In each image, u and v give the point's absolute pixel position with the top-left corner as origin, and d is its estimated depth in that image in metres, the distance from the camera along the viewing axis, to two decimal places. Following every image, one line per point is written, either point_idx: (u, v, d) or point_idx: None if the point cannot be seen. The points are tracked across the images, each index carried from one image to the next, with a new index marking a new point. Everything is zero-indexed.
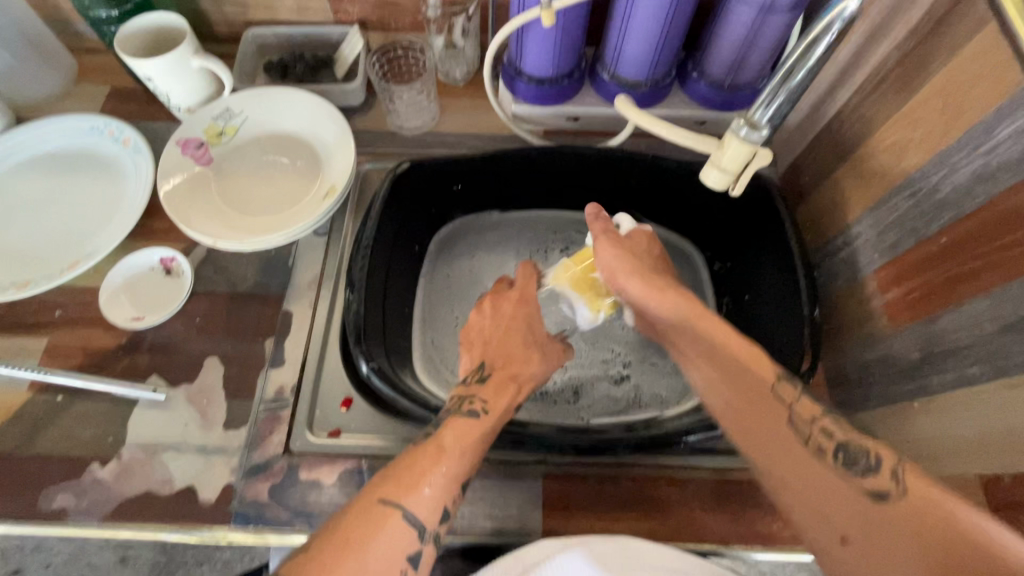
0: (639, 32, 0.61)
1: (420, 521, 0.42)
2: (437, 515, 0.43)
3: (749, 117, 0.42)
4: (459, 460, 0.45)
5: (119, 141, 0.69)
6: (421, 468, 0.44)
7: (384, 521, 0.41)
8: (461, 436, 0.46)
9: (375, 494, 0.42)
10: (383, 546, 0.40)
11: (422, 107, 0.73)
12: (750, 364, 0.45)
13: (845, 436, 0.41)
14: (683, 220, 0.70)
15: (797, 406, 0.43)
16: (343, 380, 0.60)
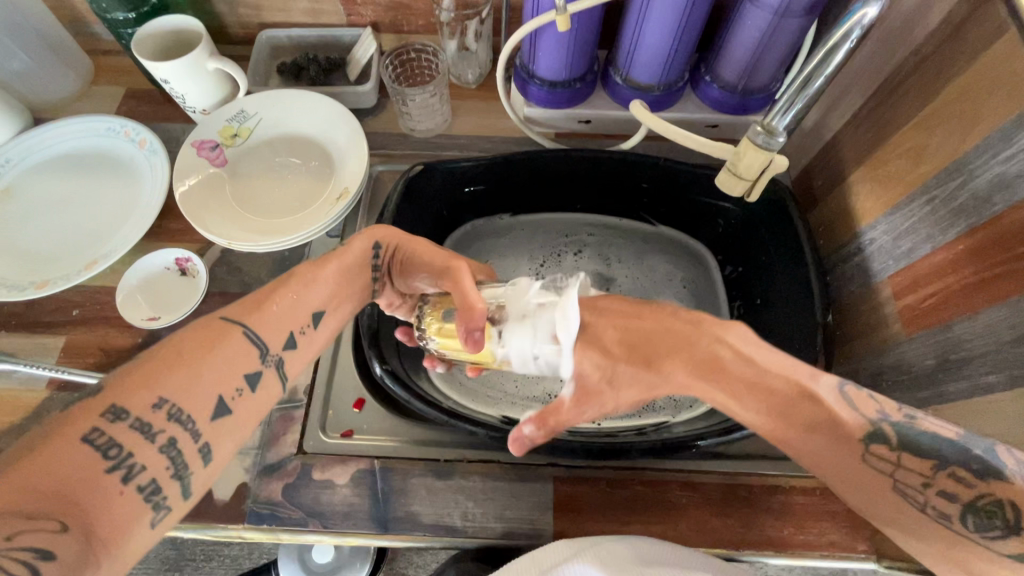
0: (652, 36, 0.61)
1: (262, 339, 0.41)
2: (282, 340, 0.43)
3: (766, 124, 0.41)
4: (337, 271, 0.48)
5: (134, 141, 0.70)
6: (270, 309, 0.43)
7: (218, 339, 0.39)
8: (332, 273, 0.47)
9: (217, 316, 0.41)
10: (220, 357, 0.39)
11: (434, 110, 0.73)
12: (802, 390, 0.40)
13: (962, 474, 0.37)
14: (694, 224, 0.70)
15: (875, 416, 0.39)
16: (356, 381, 0.60)
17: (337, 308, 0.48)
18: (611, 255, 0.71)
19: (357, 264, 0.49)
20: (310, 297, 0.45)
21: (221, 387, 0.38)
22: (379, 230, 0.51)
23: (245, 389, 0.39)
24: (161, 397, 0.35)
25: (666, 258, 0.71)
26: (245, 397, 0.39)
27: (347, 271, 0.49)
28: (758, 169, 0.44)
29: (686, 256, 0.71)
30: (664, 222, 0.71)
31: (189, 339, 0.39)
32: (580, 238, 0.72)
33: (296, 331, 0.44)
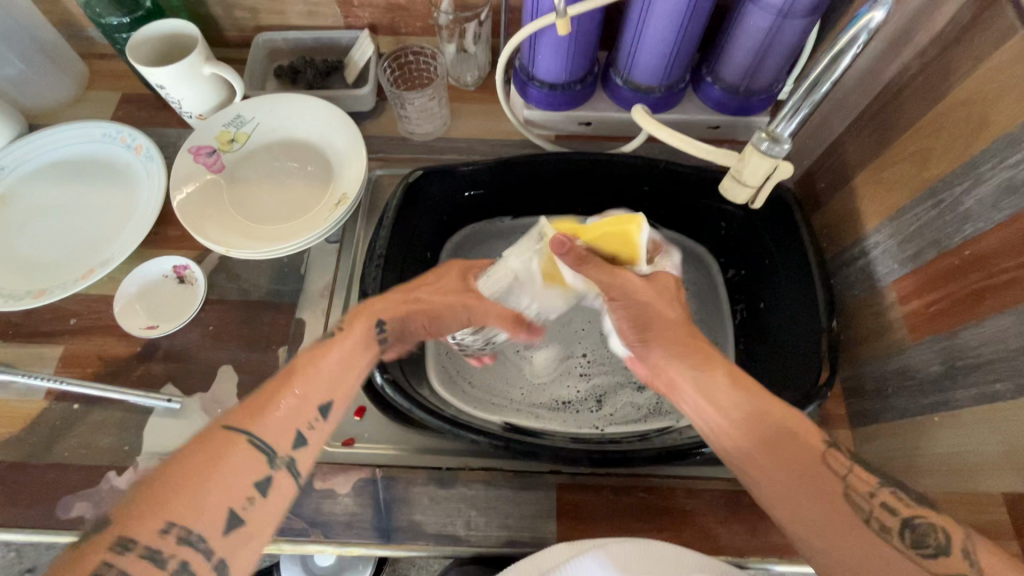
0: (653, 38, 0.60)
1: (271, 446, 0.39)
2: (290, 439, 0.40)
3: (771, 130, 0.40)
4: (342, 355, 0.45)
5: (131, 147, 0.69)
6: (274, 404, 0.41)
7: (225, 446, 0.37)
8: (330, 361, 0.44)
9: (218, 422, 0.39)
10: (230, 463, 0.37)
11: (433, 114, 0.72)
12: (795, 431, 0.41)
13: (911, 513, 0.39)
14: (696, 227, 0.69)
15: (850, 476, 0.40)
16: (357, 389, 0.60)
17: (343, 387, 0.44)
18: None
19: (354, 352, 0.45)
20: (315, 378, 0.42)
21: (231, 499, 0.36)
22: (378, 306, 0.48)
23: (257, 497, 0.37)
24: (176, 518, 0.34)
25: None
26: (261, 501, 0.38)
27: (350, 356, 0.45)
28: (763, 175, 0.43)
29: (688, 260, 0.71)
30: (666, 225, 0.71)
31: (200, 445, 0.37)
32: None
33: (299, 431, 0.40)
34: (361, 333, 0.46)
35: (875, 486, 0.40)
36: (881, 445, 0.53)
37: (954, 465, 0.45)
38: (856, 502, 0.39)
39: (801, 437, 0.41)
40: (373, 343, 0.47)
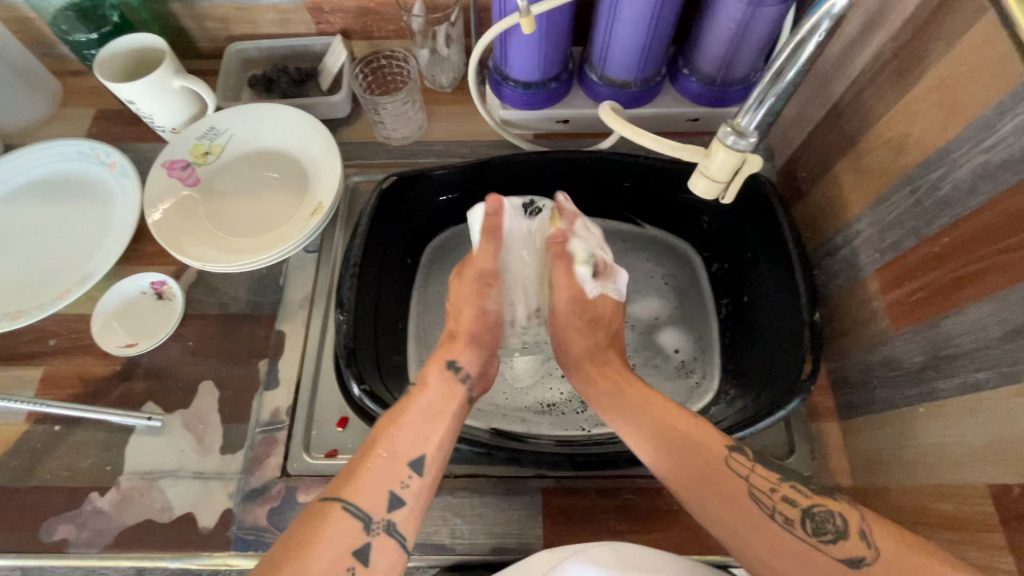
0: (625, 31, 0.59)
1: (365, 512, 0.43)
2: (384, 504, 0.44)
3: (737, 124, 0.39)
4: (437, 406, 0.50)
5: (105, 164, 0.68)
6: (366, 471, 0.45)
7: (329, 517, 0.43)
8: (424, 420, 0.48)
9: (321, 497, 0.44)
10: (330, 537, 0.42)
11: (408, 117, 0.71)
12: (701, 441, 0.45)
13: (809, 502, 0.42)
14: (678, 222, 0.69)
15: (752, 477, 0.44)
16: (339, 399, 0.59)
17: (430, 442, 0.48)
18: None
19: (444, 399, 0.50)
20: (404, 435, 0.47)
21: (336, 568, 0.41)
22: (449, 354, 0.54)
23: (360, 565, 0.42)
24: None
25: (648, 256, 0.70)
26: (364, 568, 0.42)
27: (446, 404, 0.50)
28: (731, 171, 0.42)
29: (671, 255, 0.70)
30: (648, 221, 0.70)
31: (313, 513, 0.43)
32: None
33: (394, 489, 0.45)
34: (441, 382, 0.52)
35: (777, 480, 0.44)
36: (869, 436, 0.52)
37: (938, 456, 0.44)
38: (764, 502, 0.43)
39: (703, 445, 0.45)
40: (453, 393, 0.51)
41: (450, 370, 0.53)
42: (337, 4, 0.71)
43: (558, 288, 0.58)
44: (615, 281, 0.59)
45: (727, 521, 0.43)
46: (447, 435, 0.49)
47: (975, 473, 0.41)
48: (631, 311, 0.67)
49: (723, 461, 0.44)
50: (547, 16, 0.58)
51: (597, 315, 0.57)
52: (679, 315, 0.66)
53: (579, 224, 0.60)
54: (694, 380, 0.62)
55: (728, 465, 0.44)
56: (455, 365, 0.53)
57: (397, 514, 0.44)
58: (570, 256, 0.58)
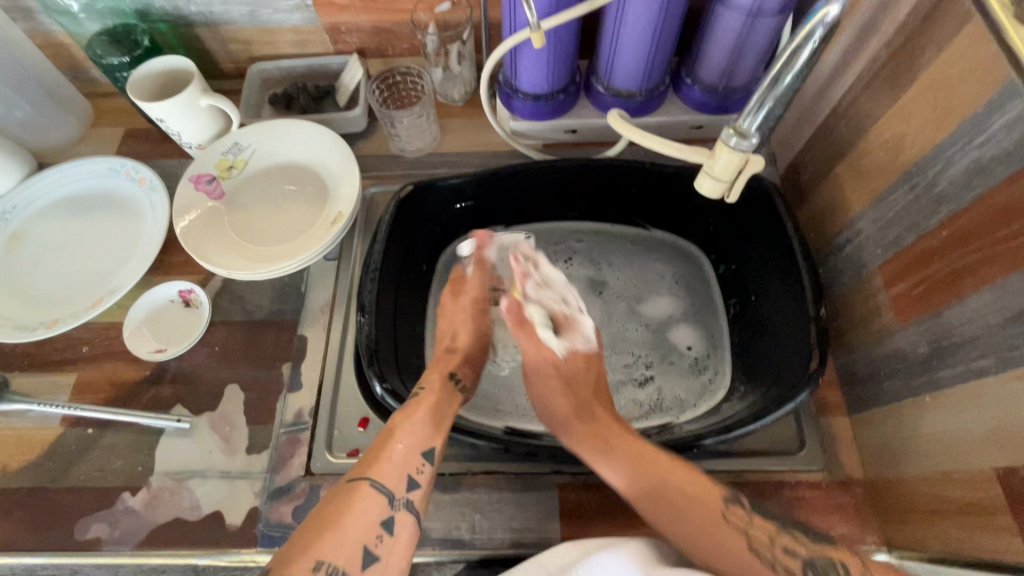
0: (630, 43, 0.62)
1: (390, 488, 0.46)
2: (405, 482, 0.47)
3: (738, 126, 0.41)
4: (442, 405, 0.53)
5: (135, 180, 0.72)
6: (388, 456, 0.48)
7: (360, 495, 0.45)
8: (436, 416, 0.51)
9: (346, 480, 0.46)
10: (359, 512, 0.44)
11: (422, 130, 0.74)
12: (693, 493, 0.46)
13: (809, 552, 0.43)
14: (685, 226, 0.71)
15: (750, 530, 0.45)
16: (359, 400, 0.61)
17: (439, 435, 0.51)
18: (602, 259, 0.72)
19: (449, 399, 0.54)
20: (417, 419, 0.50)
21: (366, 538, 0.43)
22: (444, 364, 0.58)
23: (386, 536, 0.44)
24: (336, 546, 0.42)
25: (657, 258, 0.72)
26: (387, 543, 0.44)
27: (452, 400, 0.54)
28: (734, 170, 0.43)
29: (679, 257, 0.72)
30: (656, 225, 0.72)
31: (343, 490, 0.45)
32: (569, 245, 0.73)
33: (411, 474, 0.47)
34: (442, 385, 0.55)
35: (772, 531, 0.45)
36: (878, 429, 0.53)
37: (945, 444, 0.45)
38: (762, 552, 0.43)
39: (696, 497, 0.46)
40: (455, 394, 0.55)
41: (451, 379, 0.56)
42: (354, 25, 0.74)
43: (529, 354, 0.58)
44: (582, 330, 0.59)
45: (680, 528, 0.46)
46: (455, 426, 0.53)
47: (980, 459, 0.42)
48: (643, 311, 0.69)
49: (720, 514, 0.45)
50: (555, 31, 0.61)
51: (570, 377, 0.57)
52: (689, 313, 0.69)
53: (533, 285, 0.60)
54: (707, 377, 0.64)
55: (724, 517, 0.45)
56: (454, 376, 0.57)
57: (414, 497, 0.47)
58: (530, 321, 0.58)
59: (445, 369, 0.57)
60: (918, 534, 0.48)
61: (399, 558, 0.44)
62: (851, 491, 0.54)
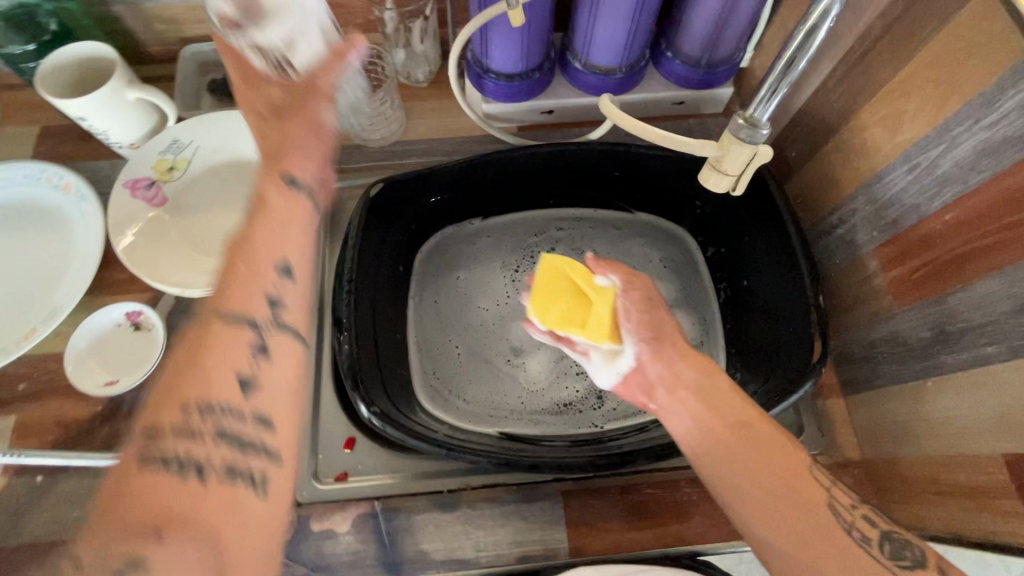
0: (610, 17, 0.57)
1: (229, 433, 0.36)
2: (239, 452, 0.36)
3: (749, 114, 0.37)
4: (287, 351, 0.39)
5: (58, 188, 0.63)
6: (201, 363, 0.36)
7: (218, 342, 0.37)
8: (274, 375, 0.38)
9: (142, 468, 0.33)
10: (211, 370, 0.36)
11: (388, 116, 0.68)
12: (784, 454, 0.42)
13: (880, 521, 0.41)
14: (670, 209, 0.68)
15: (832, 492, 0.42)
16: (343, 420, 0.57)
17: (280, 365, 0.38)
18: (586, 247, 0.70)
19: (286, 360, 0.39)
20: (261, 256, 0.39)
21: (212, 512, 0.33)
22: (279, 293, 0.39)
23: (246, 489, 0.35)
24: (146, 450, 0.34)
25: (642, 244, 0.70)
26: (250, 425, 0.36)
27: (292, 211, 0.41)
28: (743, 163, 0.39)
29: (667, 242, 0.70)
30: (643, 209, 0.70)
31: (174, 366, 0.37)
32: (551, 234, 0.71)
33: (267, 295, 0.39)
34: (296, 294, 0.40)
35: (852, 503, 0.42)
36: (874, 411, 0.53)
37: (947, 428, 0.45)
38: (842, 514, 0.40)
39: (786, 456, 0.42)
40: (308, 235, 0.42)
41: (291, 187, 0.41)
42: None
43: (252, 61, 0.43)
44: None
45: (755, 474, 0.41)
46: (311, 264, 0.42)
47: (987, 444, 0.42)
48: None
49: (810, 481, 0.41)
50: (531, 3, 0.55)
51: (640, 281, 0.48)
52: (679, 299, 0.67)
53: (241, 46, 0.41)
54: None
55: (815, 483, 0.41)
56: (290, 270, 0.40)
57: (244, 369, 0.37)
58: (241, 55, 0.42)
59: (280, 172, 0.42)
60: (919, 514, 0.49)
61: (284, 471, 0.37)
62: (849, 472, 0.55)
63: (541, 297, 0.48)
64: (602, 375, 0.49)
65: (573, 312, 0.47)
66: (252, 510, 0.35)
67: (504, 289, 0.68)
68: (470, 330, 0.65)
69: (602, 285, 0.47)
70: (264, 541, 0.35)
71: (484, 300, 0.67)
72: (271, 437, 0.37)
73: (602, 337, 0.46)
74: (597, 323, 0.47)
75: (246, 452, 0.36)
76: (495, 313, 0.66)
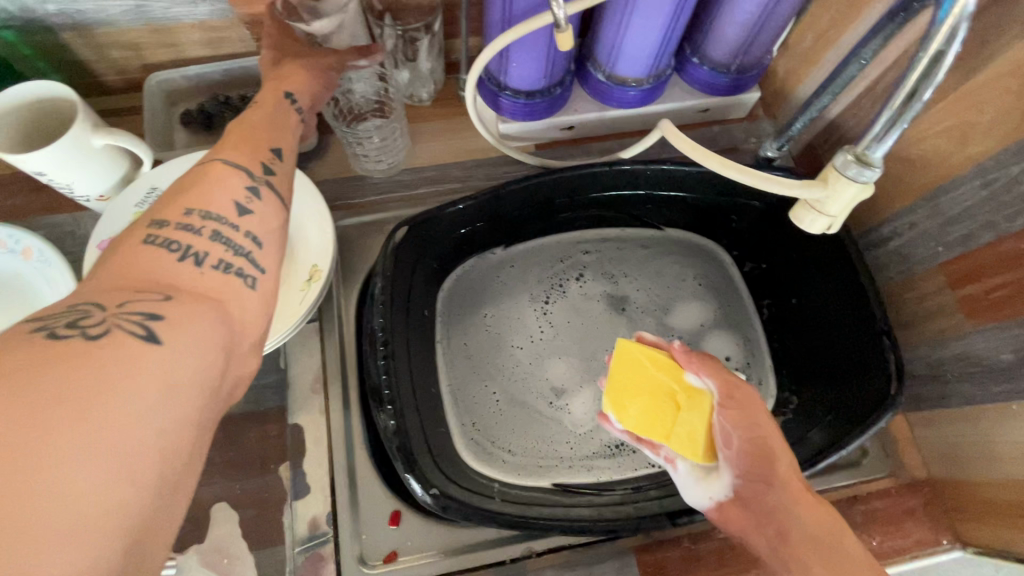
0: (644, 26, 0.52)
1: (124, 319, 0.28)
2: (136, 316, 0.29)
3: (859, 153, 0.33)
4: (254, 220, 0.38)
5: (15, 252, 0.54)
6: (134, 261, 0.33)
7: (151, 250, 0.34)
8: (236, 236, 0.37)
9: (25, 331, 0.27)
10: (135, 255, 0.33)
11: (394, 144, 0.61)
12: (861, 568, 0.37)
13: None
14: (703, 225, 0.65)
15: None
16: (383, 493, 0.51)
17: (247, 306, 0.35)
18: (616, 271, 0.66)
19: (264, 220, 0.39)
20: (215, 202, 0.37)
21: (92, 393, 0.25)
22: (263, 210, 0.39)
23: (140, 340, 0.28)
24: (81, 302, 0.30)
25: (676, 262, 0.66)
26: (161, 304, 0.30)
27: (272, 217, 0.40)
28: (847, 202, 0.35)
29: (701, 259, 0.66)
30: (674, 226, 0.66)
31: (111, 259, 0.34)
32: (578, 259, 0.66)
33: (199, 257, 0.35)
34: (259, 214, 0.39)
35: None
36: (943, 429, 0.52)
37: None
38: None
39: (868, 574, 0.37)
40: (274, 220, 0.40)
41: (256, 197, 0.39)
42: None
43: None
44: None
45: None
46: (279, 254, 0.39)
47: None
48: (671, 324, 0.64)
49: None
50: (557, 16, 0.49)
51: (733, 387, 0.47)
52: (720, 320, 0.64)
53: None
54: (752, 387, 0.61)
55: None
56: (248, 232, 0.38)
57: (211, 257, 0.35)
58: None
59: (264, 152, 0.42)
60: (1006, 536, 0.47)
61: (184, 360, 0.29)
62: (919, 493, 0.53)
63: (621, 391, 0.50)
64: (689, 492, 0.47)
65: (658, 415, 0.48)
66: (149, 383, 0.27)
67: (536, 323, 0.63)
68: (506, 372, 0.60)
69: (694, 389, 0.48)
70: (196, 411, 0.29)
71: (515, 338, 0.62)
72: (213, 303, 0.33)
73: (692, 450, 0.46)
74: (683, 433, 0.47)
75: (227, 276, 0.35)
76: (531, 350, 0.61)
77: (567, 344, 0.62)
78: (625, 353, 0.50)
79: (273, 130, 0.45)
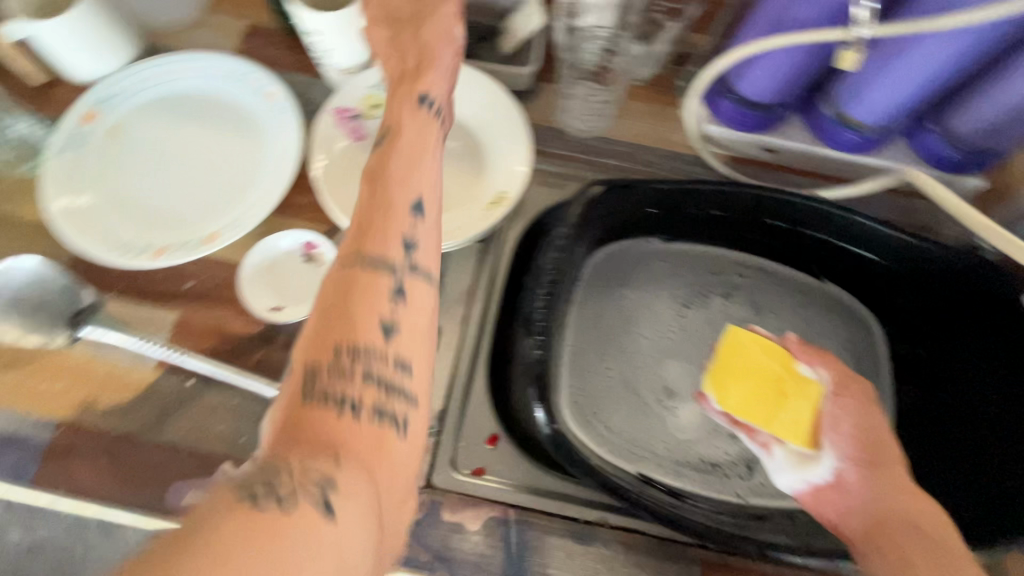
0: (904, 75, 0.50)
1: (387, 261, 0.38)
2: (384, 281, 0.38)
3: None
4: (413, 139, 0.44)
5: (260, 93, 0.61)
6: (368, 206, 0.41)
7: (367, 290, 0.37)
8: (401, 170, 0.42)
9: (300, 401, 0.34)
10: (359, 303, 0.37)
11: (599, 110, 0.64)
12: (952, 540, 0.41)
13: None
14: (870, 290, 0.62)
15: None
16: (489, 414, 0.55)
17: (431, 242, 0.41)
18: (763, 303, 0.65)
19: (417, 137, 0.45)
20: (404, 137, 0.44)
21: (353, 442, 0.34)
22: (427, 155, 0.44)
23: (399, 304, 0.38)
24: (308, 376, 0.34)
25: (828, 316, 0.64)
26: (404, 279, 0.38)
27: (421, 131, 0.45)
28: None
29: (854, 323, 0.64)
30: (838, 281, 0.64)
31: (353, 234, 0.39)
32: (729, 278, 0.65)
33: (394, 284, 0.38)
34: (412, 131, 0.45)
35: None
36: None
37: None
38: None
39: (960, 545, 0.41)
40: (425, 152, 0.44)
41: (422, 104, 0.47)
42: None
43: None
44: None
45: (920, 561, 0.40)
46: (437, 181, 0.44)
47: None
48: None
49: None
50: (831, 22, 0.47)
51: (837, 381, 0.50)
52: None
53: None
54: None
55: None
56: (428, 108, 0.47)
57: (411, 200, 0.41)
58: None
59: (414, 97, 0.47)
60: None
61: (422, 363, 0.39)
62: None
63: (726, 372, 0.51)
64: (782, 476, 0.49)
65: (762, 400, 0.49)
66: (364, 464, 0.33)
67: (670, 321, 0.63)
68: (627, 355, 0.61)
69: (804, 378, 0.50)
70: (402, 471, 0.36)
71: (646, 327, 0.63)
72: (428, 277, 0.40)
73: (793, 434, 0.48)
74: (787, 419, 0.49)
75: (385, 421, 0.35)
76: (656, 344, 0.62)
77: (691, 352, 0.62)
78: (734, 336, 0.51)
79: (439, 40, 0.49)
